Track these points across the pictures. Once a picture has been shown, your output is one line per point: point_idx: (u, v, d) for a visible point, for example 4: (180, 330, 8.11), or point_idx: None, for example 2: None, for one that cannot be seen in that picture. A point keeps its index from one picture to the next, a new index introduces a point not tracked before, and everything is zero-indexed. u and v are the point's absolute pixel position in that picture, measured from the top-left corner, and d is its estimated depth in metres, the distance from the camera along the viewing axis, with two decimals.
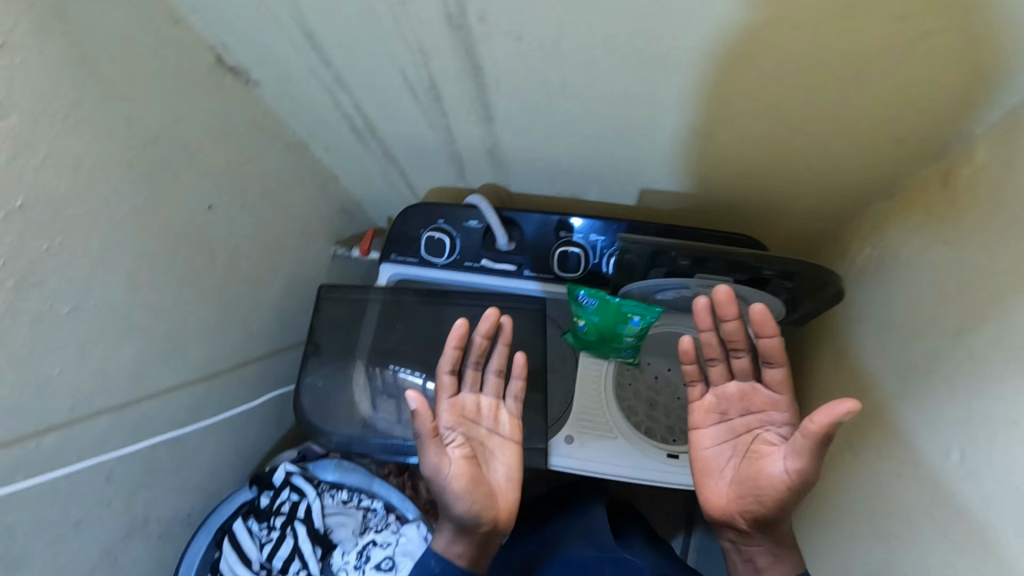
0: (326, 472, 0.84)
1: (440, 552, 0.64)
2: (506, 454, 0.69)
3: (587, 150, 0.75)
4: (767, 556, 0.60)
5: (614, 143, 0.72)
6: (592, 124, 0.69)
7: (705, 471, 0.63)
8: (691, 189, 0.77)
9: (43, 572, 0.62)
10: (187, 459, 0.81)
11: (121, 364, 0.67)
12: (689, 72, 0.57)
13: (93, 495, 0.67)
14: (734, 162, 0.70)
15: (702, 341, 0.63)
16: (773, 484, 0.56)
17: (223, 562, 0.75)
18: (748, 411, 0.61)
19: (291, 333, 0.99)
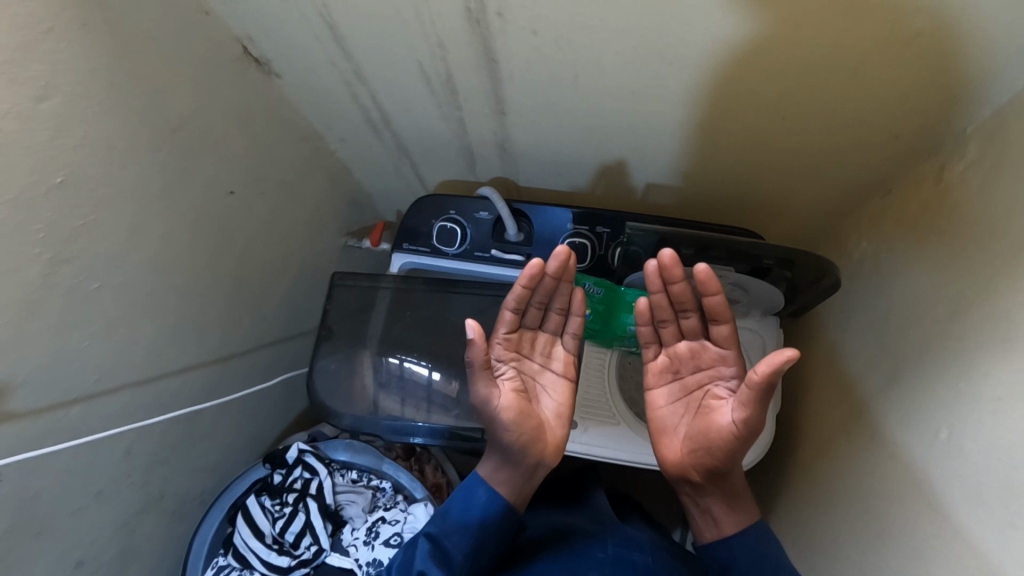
0: (337, 452, 0.87)
1: (485, 480, 0.70)
2: (557, 389, 0.73)
3: (595, 145, 0.77)
4: (721, 506, 0.69)
5: (621, 138, 0.75)
6: (601, 119, 0.72)
7: (662, 429, 0.70)
8: (696, 183, 0.80)
9: (66, 538, 0.64)
10: (201, 438, 0.83)
11: (145, 341, 0.69)
12: (697, 68, 0.60)
13: (114, 468, 0.69)
14: (736, 157, 0.73)
15: (654, 303, 0.69)
16: (719, 433, 0.63)
17: (236, 535, 0.78)
18: (699, 369, 0.69)
19: (301, 320, 1.02)
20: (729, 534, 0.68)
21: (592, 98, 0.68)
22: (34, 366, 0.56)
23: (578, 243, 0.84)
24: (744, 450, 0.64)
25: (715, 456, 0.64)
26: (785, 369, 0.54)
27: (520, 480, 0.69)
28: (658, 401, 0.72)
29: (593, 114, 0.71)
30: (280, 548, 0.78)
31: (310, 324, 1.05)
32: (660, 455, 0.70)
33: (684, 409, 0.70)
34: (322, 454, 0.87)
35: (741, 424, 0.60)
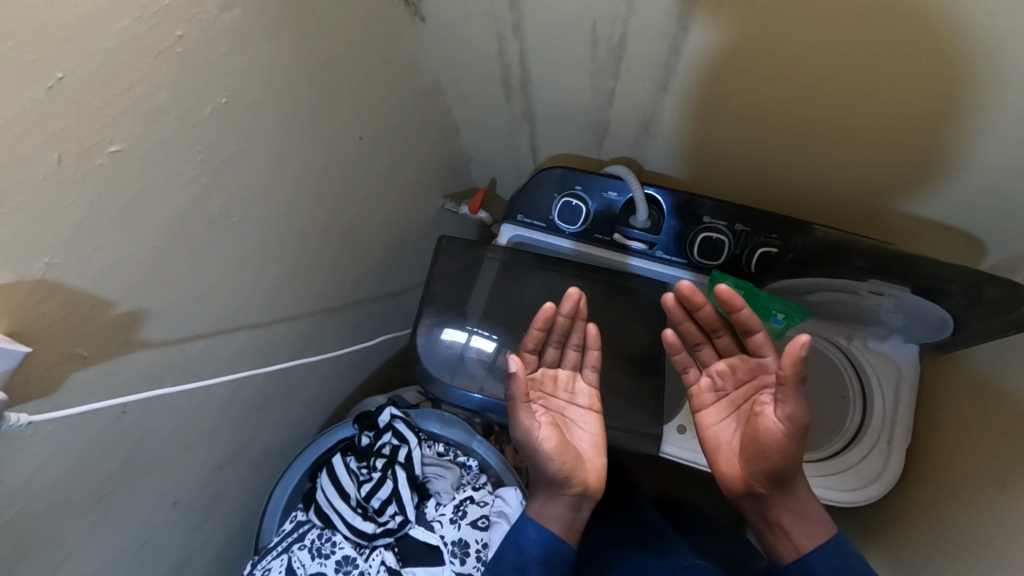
0: (427, 422, 0.82)
1: (534, 518, 0.66)
2: (588, 421, 0.69)
3: (755, 136, 0.71)
4: (794, 519, 0.62)
5: (793, 132, 0.68)
6: (776, 106, 0.66)
7: (717, 448, 0.65)
8: (857, 180, 0.71)
9: (168, 477, 0.61)
10: (294, 389, 0.80)
11: (263, 283, 0.65)
12: (930, 46, 0.53)
13: (218, 411, 0.65)
14: (917, 143, 0.63)
15: (682, 330, 0.67)
16: (770, 437, 0.58)
17: (321, 493, 0.74)
18: (744, 381, 0.65)
19: (392, 282, 0.97)
20: (809, 550, 0.62)
21: (778, 79, 0.62)
22: (170, 297, 0.52)
23: (712, 238, 0.77)
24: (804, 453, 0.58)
25: (768, 462, 0.59)
26: (807, 354, 0.52)
27: (569, 513, 0.65)
28: (709, 422, 0.67)
29: (770, 99, 0.65)
30: (365, 513, 0.74)
31: (399, 287, 1.01)
32: (718, 475, 0.64)
33: (737, 424, 0.65)
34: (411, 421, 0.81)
35: (789, 421, 0.56)
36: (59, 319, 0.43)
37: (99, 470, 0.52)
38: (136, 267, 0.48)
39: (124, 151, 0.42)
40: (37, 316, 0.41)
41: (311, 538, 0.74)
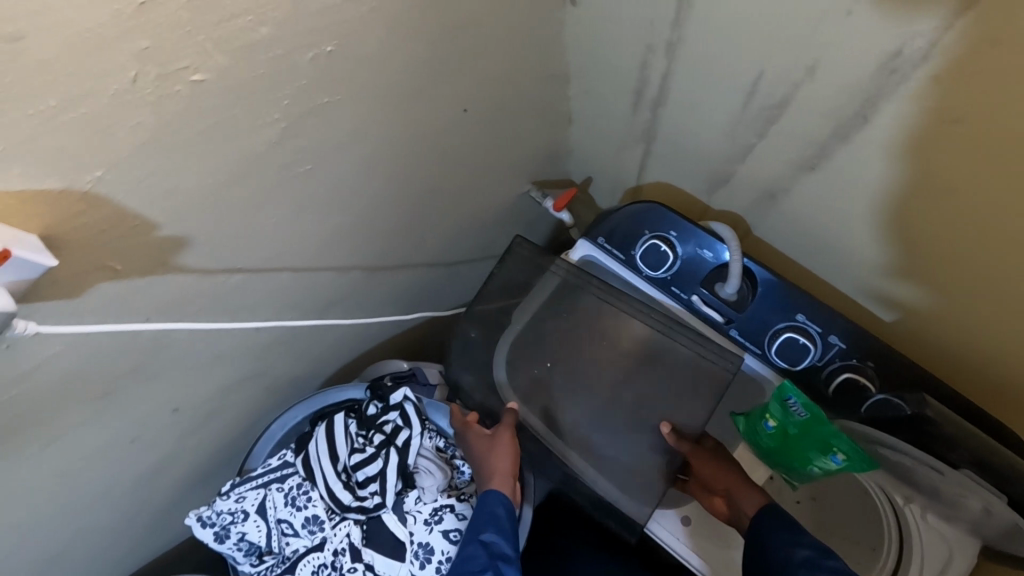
0: (437, 415, 0.78)
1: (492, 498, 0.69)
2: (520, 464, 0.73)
3: (891, 259, 0.61)
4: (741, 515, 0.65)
5: (933, 254, 0.57)
6: (922, 236, 0.56)
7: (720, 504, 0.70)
8: (988, 324, 0.57)
9: (176, 386, 0.62)
10: (324, 333, 0.78)
11: (319, 231, 0.62)
12: None
13: (242, 339, 0.65)
14: None
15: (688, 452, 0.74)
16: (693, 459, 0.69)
17: (312, 447, 0.73)
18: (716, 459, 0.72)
19: (454, 255, 0.93)
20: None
21: (939, 206, 0.52)
22: (218, 229, 0.50)
23: (798, 340, 0.69)
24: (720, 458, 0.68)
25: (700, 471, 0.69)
26: None
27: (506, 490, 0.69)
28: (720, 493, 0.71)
29: (914, 225, 0.56)
30: (346, 483, 0.72)
31: (460, 262, 0.96)
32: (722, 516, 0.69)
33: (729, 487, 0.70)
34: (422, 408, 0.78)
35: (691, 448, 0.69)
36: (100, 233, 0.41)
37: (107, 372, 0.52)
38: (191, 196, 0.45)
39: (206, 82, 0.39)
40: (79, 226, 0.39)
41: (290, 484, 0.73)
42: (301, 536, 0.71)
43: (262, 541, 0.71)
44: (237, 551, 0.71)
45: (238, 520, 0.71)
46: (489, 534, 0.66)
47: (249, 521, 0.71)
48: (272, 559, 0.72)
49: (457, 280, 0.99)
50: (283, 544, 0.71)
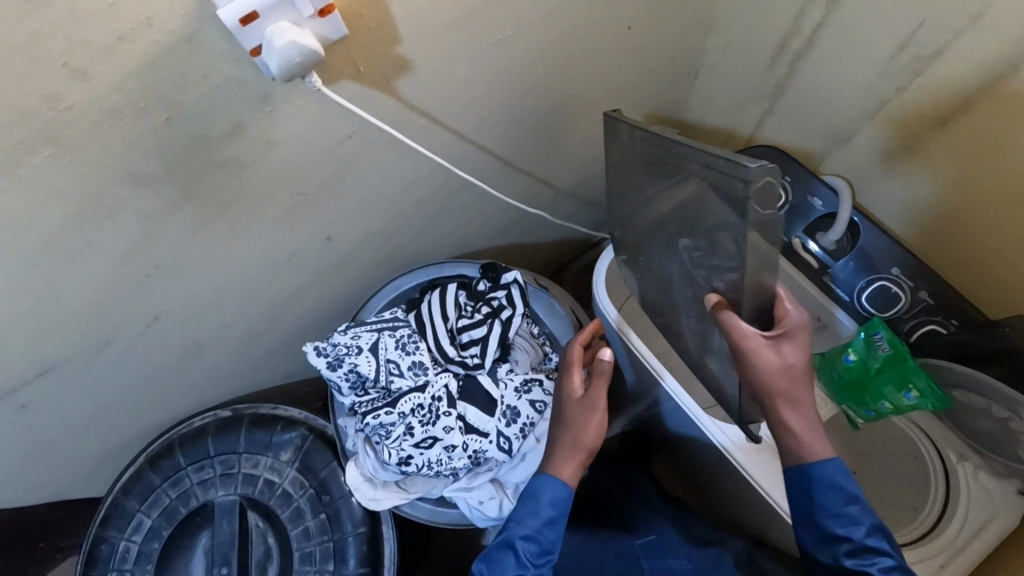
0: (536, 304, 0.86)
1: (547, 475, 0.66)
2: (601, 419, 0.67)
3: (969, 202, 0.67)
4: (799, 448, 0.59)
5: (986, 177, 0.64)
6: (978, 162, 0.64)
7: None
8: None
9: (337, 212, 0.70)
10: (447, 214, 0.87)
11: (486, 104, 0.70)
12: None
13: (396, 187, 0.73)
14: None
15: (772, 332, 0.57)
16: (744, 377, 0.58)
17: (428, 305, 0.83)
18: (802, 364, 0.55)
19: (563, 180, 1.01)
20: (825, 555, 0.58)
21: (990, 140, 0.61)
22: (430, 65, 0.59)
23: (889, 290, 0.74)
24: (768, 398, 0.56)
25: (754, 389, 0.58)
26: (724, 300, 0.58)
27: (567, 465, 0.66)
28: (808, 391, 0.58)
29: (971, 166, 0.65)
30: (453, 339, 0.81)
31: (565, 190, 1.04)
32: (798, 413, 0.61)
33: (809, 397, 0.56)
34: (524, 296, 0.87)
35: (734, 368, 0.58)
36: (366, 27, 0.50)
37: (308, 177, 0.61)
38: (430, 22, 0.54)
39: None
40: (359, 14, 0.48)
41: (403, 332, 0.81)
42: (405, 378, 0.79)
43: (370, 374, 0.79)
44: (346, 381, 0.80)
45: (353, 353, 0.79)
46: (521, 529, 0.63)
47: (361, 356, 0.79)
48: (374, 393, 0.80)
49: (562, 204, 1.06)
50: (389, 381, 0.79)
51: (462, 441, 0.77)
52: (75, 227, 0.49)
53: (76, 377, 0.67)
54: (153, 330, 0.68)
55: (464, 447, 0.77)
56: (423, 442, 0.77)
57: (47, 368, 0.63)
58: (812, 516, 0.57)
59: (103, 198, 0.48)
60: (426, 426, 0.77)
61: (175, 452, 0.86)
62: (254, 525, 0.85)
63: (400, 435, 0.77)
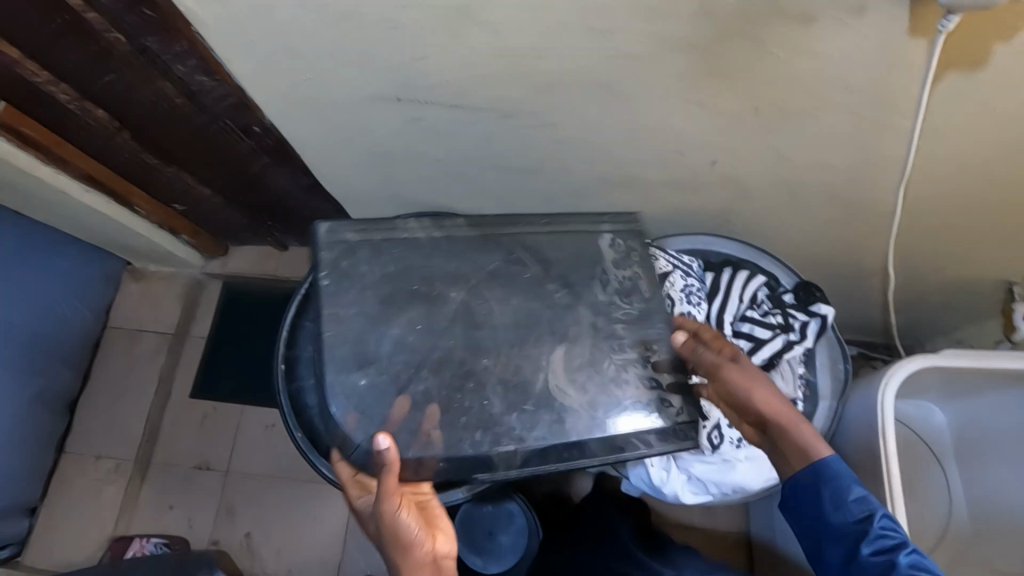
0: (820, 352, 0.80)
1: None
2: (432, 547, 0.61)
3: None
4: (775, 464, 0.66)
5: None
6: None
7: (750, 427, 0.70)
8: None
9: (739, 147, 0.69)
10: (793, 215, 0.82)
11: (955, 150, 0.64)
12: None
13: (801, 163, 0.70)
14: None
15: (700, 361, 0.70)
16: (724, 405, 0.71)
17: (726, 277, 0.80)
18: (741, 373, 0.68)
19: (898, 267, 0.91)
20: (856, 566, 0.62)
21: None
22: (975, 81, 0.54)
23: None
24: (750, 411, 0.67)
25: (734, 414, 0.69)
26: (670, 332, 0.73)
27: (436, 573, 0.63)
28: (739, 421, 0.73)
29: None
30: (730, 321, 0.78)
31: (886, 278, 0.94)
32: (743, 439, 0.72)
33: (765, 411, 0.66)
34: (828, 333, 0.79)
35: (721, 396, 0.69)
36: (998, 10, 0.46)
37: (780, 101, 0.60)
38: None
39: None
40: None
41: (694, 283, 0.80)
42: None
43: None
44: None
45: None
46: None
47: (649, 275, 0.79)
48: None
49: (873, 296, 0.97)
50: None
51: None
52: (625, 13, 0.52)
53: (461, 125, 0.73)
54: (537, 133, 0.73)
55: None
56: None
57: (461, 105, 0.69)
58: (816, 514, 0.62)
59: (670, 2, 0.50)
60: None
61: None
62: None
63: None
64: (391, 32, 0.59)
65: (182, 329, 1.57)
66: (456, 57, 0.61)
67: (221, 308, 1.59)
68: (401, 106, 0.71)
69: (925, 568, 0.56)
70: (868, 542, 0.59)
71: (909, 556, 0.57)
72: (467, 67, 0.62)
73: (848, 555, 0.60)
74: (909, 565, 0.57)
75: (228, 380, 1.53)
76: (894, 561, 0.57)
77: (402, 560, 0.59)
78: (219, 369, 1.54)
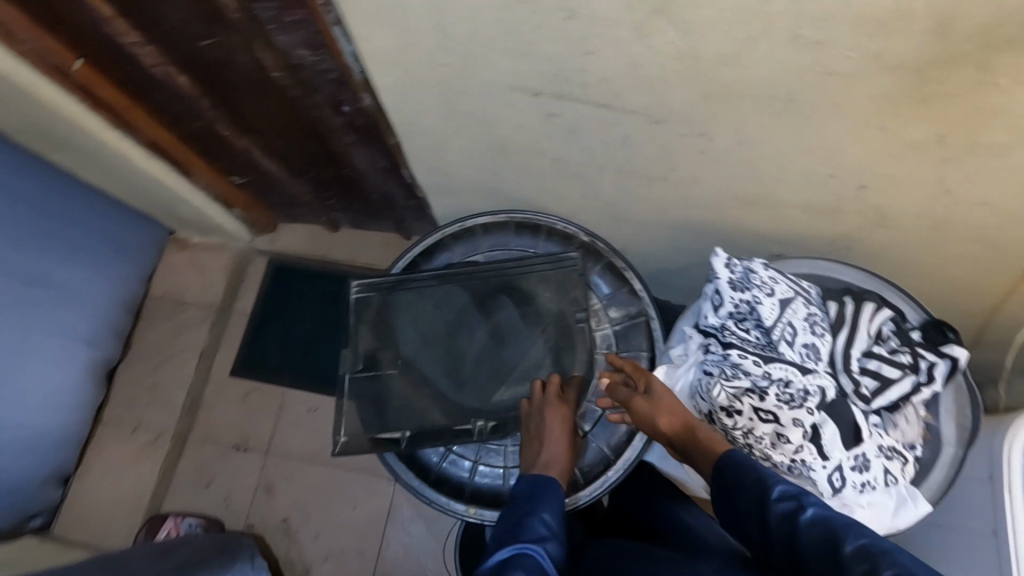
0: (946, 395, 0.75)
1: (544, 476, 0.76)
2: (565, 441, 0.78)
3: None
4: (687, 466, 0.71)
5: None
6: None
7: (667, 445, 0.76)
8: None
9: (903, 175, 0.64)
10: (931, 248, 0.77)
11: None
12: None
13: (967, 197, 0.65)
14: None
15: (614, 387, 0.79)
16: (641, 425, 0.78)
17: (851, 309, 0.76)
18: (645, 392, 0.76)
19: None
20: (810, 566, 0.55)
21: None
22: None
23: None
24: (652, 421, 0.73)
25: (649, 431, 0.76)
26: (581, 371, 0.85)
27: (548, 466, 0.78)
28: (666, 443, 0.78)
29: None
30: (854, 356, 0.74)
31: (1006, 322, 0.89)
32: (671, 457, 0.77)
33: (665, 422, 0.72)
34: (958, 377, 0.74)
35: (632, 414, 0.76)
36: None
37: (978, 132, 0.55)
38: None
39: None
40: None
41: (817, 313, 0.75)
42: (791, 350, 0.73)
43: (766, 321, 0.74)
44: (735, 308, 0.75)
45: (764, 291, 0.75)
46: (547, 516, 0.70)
47: (770, 301, 0.74)
48: (751, 335, 0.75)
49: (982, 338, 0.92)
50: (777, 340, 0.73)
51: (799, 444, 0.70)
52: (847, 22, 0.47)
53: (597, 125, 0.68)
54: (679, 139, 0.67)
55: (795, 449, 0.70)
56: (764, 413, 0.71)
57: (607, 105, 0.64)
58: (732, 496, 0.64)
59: (908, 14, 0.45)
60: (779, 404, 0.71)
61: (539, 236, 0.89)
62: (542, 340, 0.86)
63: (746, 388, 0.72)
64: (562, 22, 0.53)
65: (226, 304, 1.53)
66: (627, 52, 0.55)
67: (266, 285, 1.53)
68: (538, 101, 0.66)
69: (826, 524, 0.56)
70: (773, 511, 0.60)
71: (810, 515, 0.58)
72: (634, 65, 0.57)
73: (783, 538, 0.58)
74: (811, 525, 0.57)
75: (271, 360, 1.48)
76: (797, 527, 0.57)
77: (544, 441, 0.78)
78: (262, 348, 1.49)
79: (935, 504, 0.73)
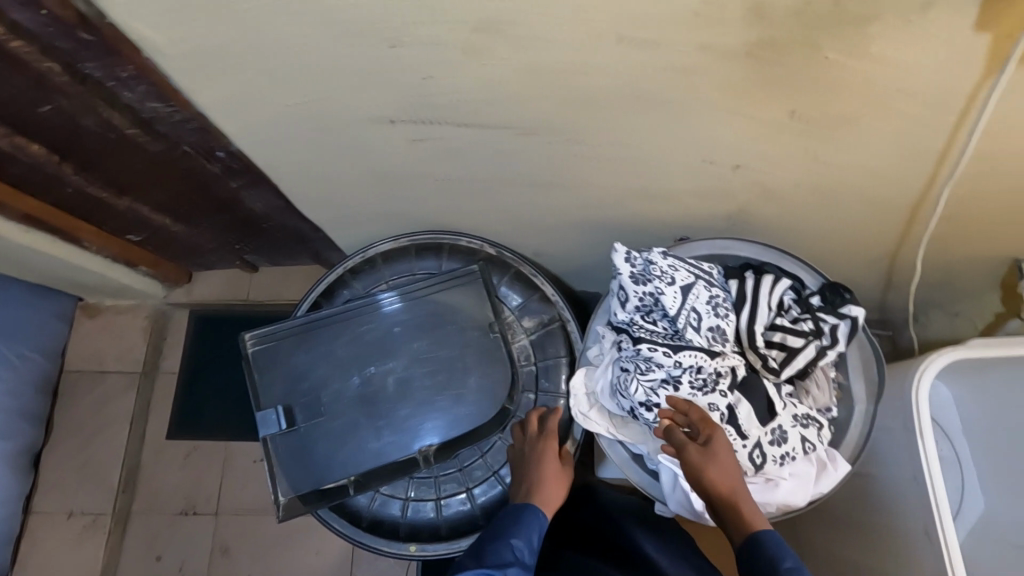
0: (850, 353, 0.76)
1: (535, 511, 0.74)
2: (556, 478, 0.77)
3: None
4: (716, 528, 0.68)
5: None
6: None
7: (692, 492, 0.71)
8: None
9: (769, 151, 0.64)
10: (816, 213, 0.78)
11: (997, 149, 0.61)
12: None
13: (832, 163, 0.66)
14: None
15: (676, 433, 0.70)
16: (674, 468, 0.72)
17: (750, 284, 0.76)
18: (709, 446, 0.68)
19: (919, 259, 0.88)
20: None
21: None
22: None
23: None
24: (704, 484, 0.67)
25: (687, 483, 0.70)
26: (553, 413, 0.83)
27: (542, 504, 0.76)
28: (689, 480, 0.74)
29: None
30: (758, 331, 0.75)
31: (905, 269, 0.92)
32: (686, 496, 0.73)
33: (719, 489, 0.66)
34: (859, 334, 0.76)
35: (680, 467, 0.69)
36: None
37: (820, 105, 0.55)
38: None
39: None
40: None
41: (719, 293, 0.74)
42: (697, 336, 0.72)
43: (670, 310, 0.72)
44: (639, 302, 0.73)
45: (663, 280, 0.72)
46: (518, 540, 0.69)
47: (671, 289, 0.72)
48: (658, 327, 0.73)
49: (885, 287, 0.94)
50: (683, 328, 0.72)
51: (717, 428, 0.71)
52: (663, 21, 0.46)
53: (463, 143, 0.66)
54: (548, 145, 0.66)
55: None
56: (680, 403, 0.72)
57: (465, 124, 0.62)
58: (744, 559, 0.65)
59: (716, 7, 0.44)
60: (692, 391, 0.72)
61: (441, 256, 0.88)
62: (458, 363, 0.85)
63: (660, 382, 0.72)
64: (389, 51, 0.51)
65: (150, 365, 1.46)
66: (463, 71, 0.53)
67: (190, 339, 1.47)
68: (396, 127, 0.63)
69: None
70: None
71: None
72: (476, 83, 0.55)
73: None
74: None
75: (207, 415, 1.42)
76: None
77: (535, 476, 0.77)
78: (195, 404, 1.43)
79: (856, 463, 0.75)
